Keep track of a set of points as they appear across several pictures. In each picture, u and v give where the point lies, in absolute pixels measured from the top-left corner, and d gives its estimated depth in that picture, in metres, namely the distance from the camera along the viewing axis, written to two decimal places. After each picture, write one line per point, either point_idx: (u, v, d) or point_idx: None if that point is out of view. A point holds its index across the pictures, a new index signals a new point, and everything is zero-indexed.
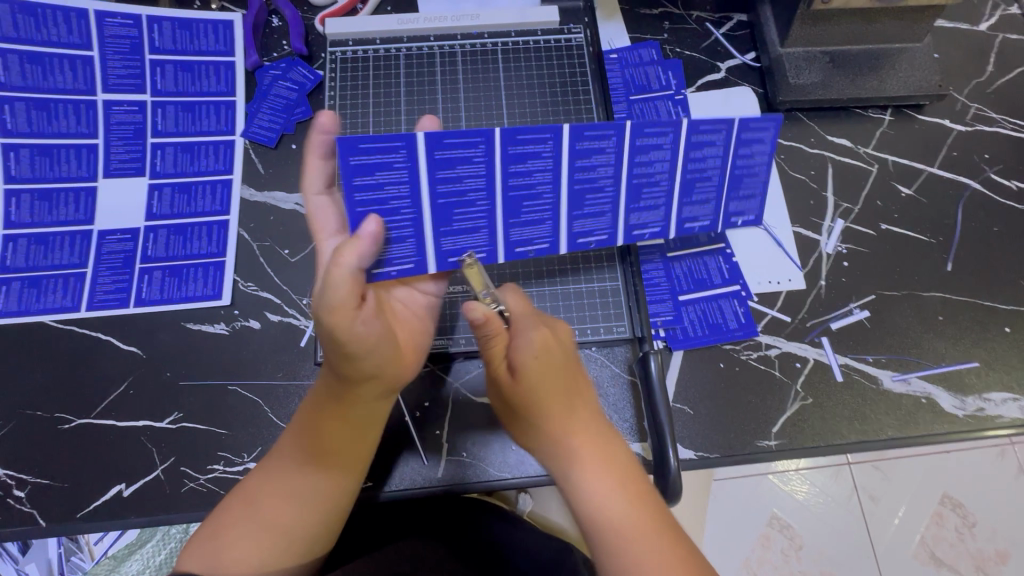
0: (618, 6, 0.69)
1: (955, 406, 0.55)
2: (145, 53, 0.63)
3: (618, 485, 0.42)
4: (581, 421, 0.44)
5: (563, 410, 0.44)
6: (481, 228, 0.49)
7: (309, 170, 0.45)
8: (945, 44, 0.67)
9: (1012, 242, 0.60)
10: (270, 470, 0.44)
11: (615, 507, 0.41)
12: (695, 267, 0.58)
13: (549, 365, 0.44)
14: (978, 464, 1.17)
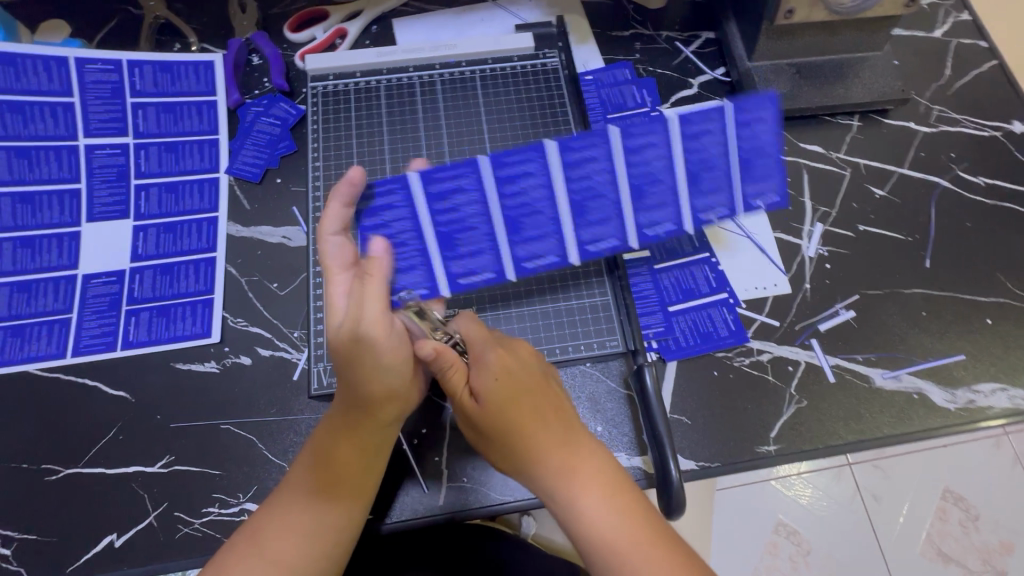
0: (590, 29, 0.71)
1: (947, 400, 0.55)
2: (127, 96, 0.63)
3: (608, 500, 0.42)
4: (557, 440, 0.43)
5: (534, 432, 0.43)
6: (485, 249, 0.51)
7: (329, 214, 0.47)
8: (904, 50, 0.70)
9: (986, 236, 0.62)
10: (278, 506, 0.43)
11: (603, 521, 0.41)
12: (682, 278, 0.59)
13: (511, 388, 0.44)
14: (975, 456, 1.18)
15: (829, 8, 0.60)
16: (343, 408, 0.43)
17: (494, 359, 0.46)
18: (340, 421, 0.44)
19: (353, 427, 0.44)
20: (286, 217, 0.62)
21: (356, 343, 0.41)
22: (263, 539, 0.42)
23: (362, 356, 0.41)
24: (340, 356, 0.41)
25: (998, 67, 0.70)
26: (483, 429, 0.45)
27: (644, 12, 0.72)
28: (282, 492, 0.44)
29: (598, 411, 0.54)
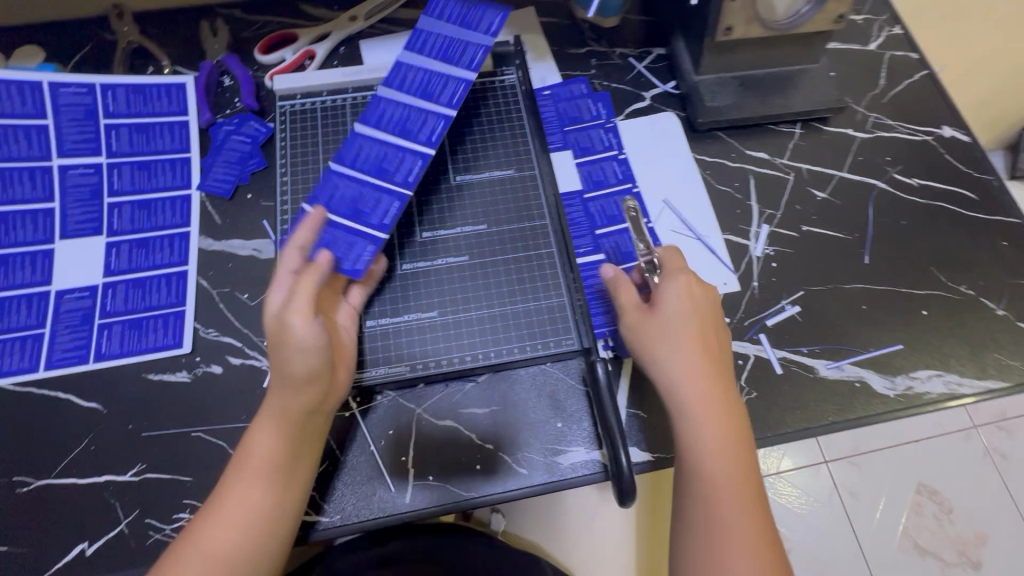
0: (548, 47, 0.75)
1: (887, 387, 0.59)
2: (100, 118, 0.65)
3: (719, 408, 0.48)
4: (683, 353, 0.50)
5: (709, 379, 0.49)
6: (404, 156, 0.57)
7: (303, 229, 0.51)
8: (840, 64, 0.75)
9: (920, 233, 0.66)
10: (217, 496, 0.46)
11: (714, 426, 0.47)
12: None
13: (696, 332, 0.50)
14: (934, 461, 1.41)
15: (765, 24, 0.64)
16: (276, 402, 0.47)
17: (682, 296, 0.51)
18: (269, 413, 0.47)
19: (281, 422, 0.46)
20: (256, 230, 0.64)
21: (274, 346, 0.46)
22: (202, 527, 0.45)
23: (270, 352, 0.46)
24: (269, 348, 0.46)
25: (929, 76, 0.75)
26: (664, 337, 0.51)
27: (598, 31, 0.77)
28: (223, 486, 0.47)
29: (558, 408, 0.57)
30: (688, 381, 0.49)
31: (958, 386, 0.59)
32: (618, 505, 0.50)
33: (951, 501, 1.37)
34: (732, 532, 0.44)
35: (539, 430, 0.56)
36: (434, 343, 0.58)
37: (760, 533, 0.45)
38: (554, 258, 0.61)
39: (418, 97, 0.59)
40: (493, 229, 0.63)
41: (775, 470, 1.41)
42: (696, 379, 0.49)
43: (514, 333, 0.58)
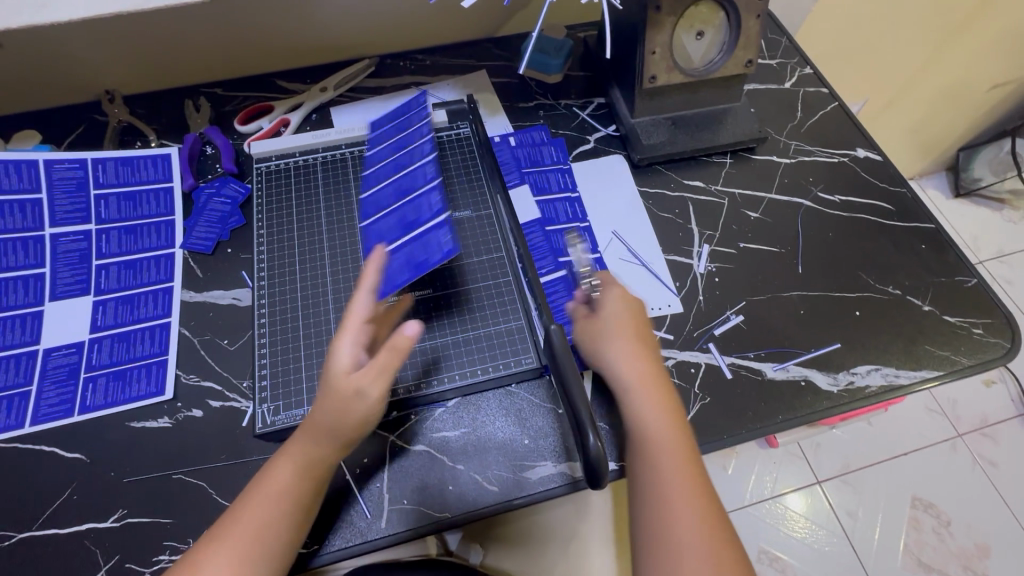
0: (499, 103, 0.84)
1: (830, 383, 0.63)
2: (90, 189, 0.71)
3: (663, 410, 0.52)
4: (620, 351, 0.55)
5: (651, 392, 0.53)
6: (414, 173, 0.64)
7: (353, 300, 0.51)
8: (760, 102, 0.85)
9: (847, 243, 0.73)
10: (225, 524, 0.48)
11: (655, 426, 0.51)
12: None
13: (627, 326, 0.57)
14: (925, 473, 1.42)
15: (684, 72, 0.73)
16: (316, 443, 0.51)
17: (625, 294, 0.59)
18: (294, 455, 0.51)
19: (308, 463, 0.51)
20: (236, 281, 0.69)
21: (344, 399, 0.49)
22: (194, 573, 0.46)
23: (335, 402, 0.49)
24: (335, 402, 0.49)
25: (840, 107, 0.85)
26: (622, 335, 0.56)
27: (544, 86, 0.86)
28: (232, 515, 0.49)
29: (523, 424, 0.60)
30: (633, 383, 0.53)
31: (896, 377, 0.63)
32: (591, 486, 0.49)
33: (948, 514, 1.37)
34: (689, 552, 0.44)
35: (506, 447, 0.59)
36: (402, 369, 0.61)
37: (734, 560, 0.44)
38: (511, 285, 0.67)
39: (396, 148, 0.69)
40: (454, 263, 0.68)
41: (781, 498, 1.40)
42: (635, 364, 0.54)
43: (476, 355, 0.62)
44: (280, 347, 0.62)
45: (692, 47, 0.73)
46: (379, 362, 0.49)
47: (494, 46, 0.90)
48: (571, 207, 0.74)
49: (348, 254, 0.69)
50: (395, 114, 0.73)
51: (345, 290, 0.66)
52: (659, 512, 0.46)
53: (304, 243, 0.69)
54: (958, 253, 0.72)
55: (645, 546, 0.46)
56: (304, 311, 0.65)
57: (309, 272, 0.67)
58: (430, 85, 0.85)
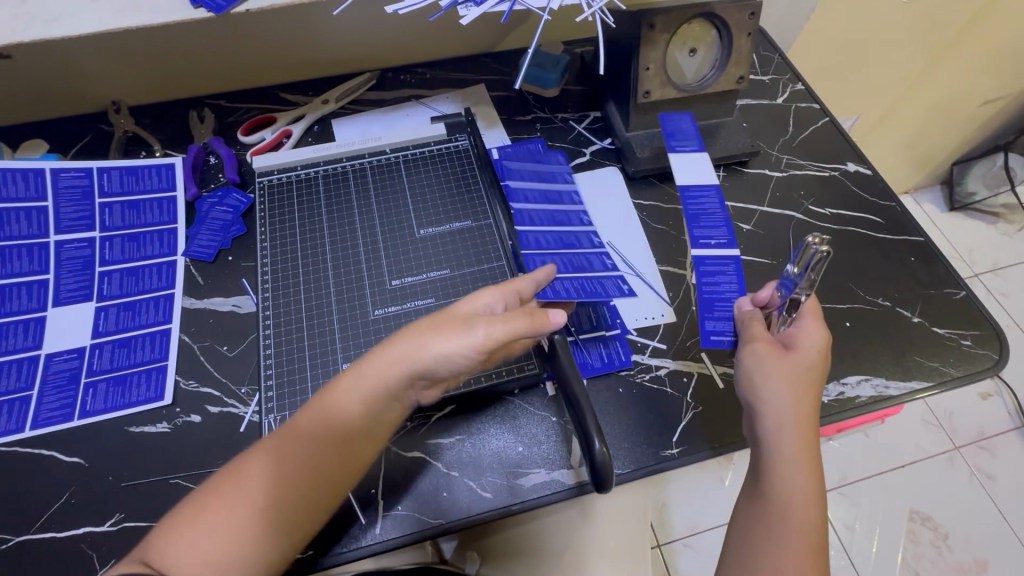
0: (497, 116, 0.85)
1: (821, 394, 0.64)
2: (95, 197, 0.73)
3: (812, 477, 0.51)
4: (788, 397, 0.53)
5: (801, 463, 0.51)
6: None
7: (540, 271, 0.58)
8: (753, 117, 0.87)
9: (838, 255, 0.74)
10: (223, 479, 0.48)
11: (795, 487, 0.51)
12: (709, 301, 0.65)
13: (805, 376, 0.55)
14: (923, 485, 1.42)
15: (677, 87, 0.75)
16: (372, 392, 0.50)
17: (820, 340, 0.57)
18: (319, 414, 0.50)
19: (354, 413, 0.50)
20: (236, 288, 0.70)
21: (451, 326, 0.50)
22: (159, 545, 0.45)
23: (441, 326, 0.50)
24: (437, 334, 0.50)
25: (831, 122, 0.87)
26: (792, 379, 0.54)
27: (541, 99, 0.88)
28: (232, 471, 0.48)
29: (521, 431, 0.61)
30: (786, 433, 0.52)
31: (886, 389, 0.64)
32: (597, 490, 0.50)
33: (945, 527, 1.37)
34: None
35: (502, 454, 0.60)
36: None
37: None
38: None
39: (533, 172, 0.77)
40: (455, 272, 0.69)
41: None
42: (797, 416, 0.53)
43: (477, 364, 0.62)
44: (284, 356, 0.63)
45: (685, 64, 0.75)
46: (514, 313, 0.50)
47: (492, 61, 0.92)
48: (701, 198, 0.70)
49: (349, 264, 0.70)
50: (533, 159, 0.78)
51: (345, 299, 0.67)
52: None
53: (306, 253, 0.71)
54: (946, 266, 0.73)
55: None
56: (306, 319, 0.66)
57: (313, 282, 0.69)
58: (429, 99, 0.87)
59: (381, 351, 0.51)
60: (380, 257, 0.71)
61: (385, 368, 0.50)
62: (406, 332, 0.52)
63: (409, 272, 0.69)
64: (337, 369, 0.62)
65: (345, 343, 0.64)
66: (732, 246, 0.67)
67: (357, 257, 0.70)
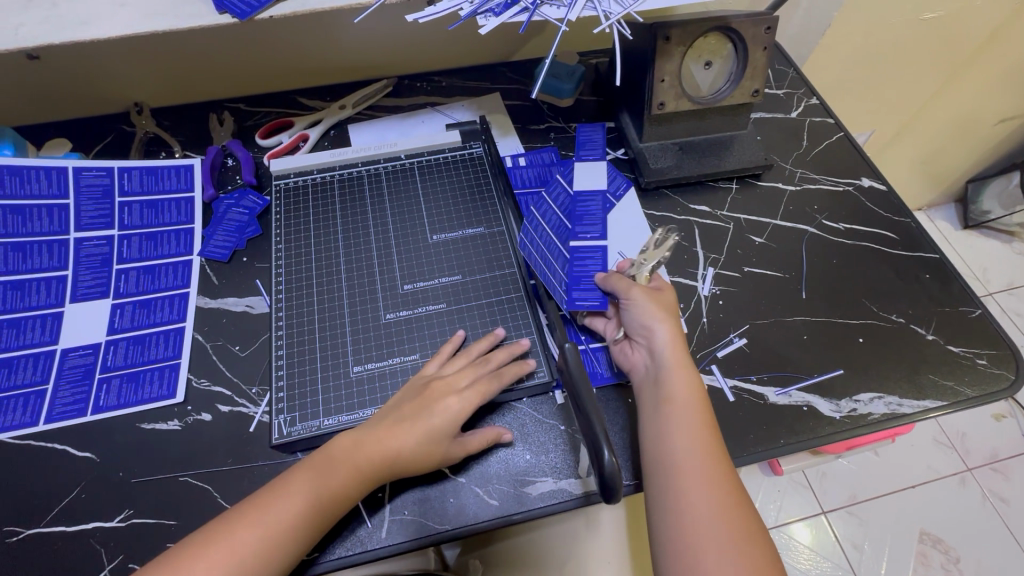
0: (511, 126, 0.86)
1: (833, 410, 0.63)
2: (115, 196, 0.74)
3: (694, 383, 0.58)
4: (665, 323, 0.60)
5: (684, 369, 0.58)
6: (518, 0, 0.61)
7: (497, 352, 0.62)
8: (767, 131, 0.87)
9: (851, 270, 0.73)
10: (209, 533, 0.51)
11: (683, 390, 0.57)
12: (574, 278, 0.68)
13: (669, 305, 0.63)
14: (933, 506, 1.39)
15: (691, 100, 0.75)
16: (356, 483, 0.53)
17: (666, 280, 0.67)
18: (315, 483, 0.53)
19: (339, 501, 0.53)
20: (249, 288, 0.70)
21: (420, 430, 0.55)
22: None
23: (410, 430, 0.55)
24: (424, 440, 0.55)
25: (845, 137, 0.86)
26: (660, 306, 0.62)
27: (555, 109, 0.88)
28: (217, 526, 0.51)
29: (529, 438, 0.61)
30: (669, 350, 0.59)
31: (899, 406, 0.63)
32: (606, 501, 0.49)
33: (958, 550, 1.33)
34: (704, 516, 0.50)
35: (509, 462, 0.59)
36: (393, 351, 0.64)
37: (745, 526, 0.50)
38: (522, 301, 0.68)
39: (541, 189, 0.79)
40: (467, 278, 0.70)
41: (785, 527, 1.38)
42: (672, 338, 0.60)
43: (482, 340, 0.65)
44: (295, 356, 0.64)
45: (700, 76, 0.75)
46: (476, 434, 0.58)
47: (508, 70, 0.93)
48: (588, 202, 0.75)
49: (364, 271, 0.70)
50: (542, 180, 0.79)
51: (360, 304, 0.68)
52: (686, 477, 0.52)
53: (318, 232, 0.73)
54: (962, 284, 0.72)
55: (667, 505, 0.52)
56: (319, 322, 0.66)
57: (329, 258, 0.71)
58: (444, 106, 0.88)
59: (364, 440, 0.55)
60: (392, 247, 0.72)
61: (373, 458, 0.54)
62: (378, 423, 0.56)
63: (421, 275, 0.70)
64: (347, 372, 0.63)
65: (356, 347, 0.64)
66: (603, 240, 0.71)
67: (368, 241, 0.73)
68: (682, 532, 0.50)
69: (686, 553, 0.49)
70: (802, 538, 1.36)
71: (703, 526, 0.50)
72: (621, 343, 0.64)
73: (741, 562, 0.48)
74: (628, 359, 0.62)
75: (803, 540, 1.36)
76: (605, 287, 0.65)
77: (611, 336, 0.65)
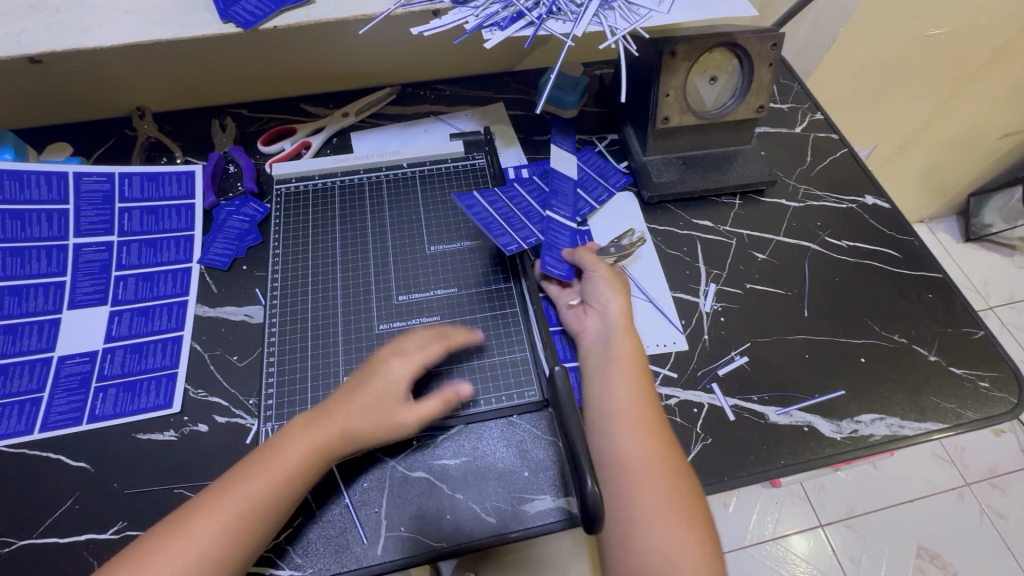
0: (515, 136, 0.86)
1: (834, 431, 0.63)
2: (115, 202, 0.73)
3: (637, 346, 0.62)
4: (612, 292, 0.65)
5: (630, 335, 0.62)
6: (523, 14, 0.61)
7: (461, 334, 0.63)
8: (771, 146, 0.87)
9: (853, 288, 0.73)
10: (167, 529, 0.50)
11: (625, 351, 0.61)
12: (550, 244, 0.71)
13: (621, 279, 0.67)
14: (931, 521, 1.39)
15: (695, 114, 0.75)
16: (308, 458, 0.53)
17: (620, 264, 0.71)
18: (274, 465, 0.53)
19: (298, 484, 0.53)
20: (248, 298, 0.70)
21: (366, 394, 0.56)
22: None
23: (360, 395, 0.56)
24: (371, 405, 0.56)
25: (849, 153, 0.86)
26: (610, 277, 0.66)
27: (559, 120, 0.88)
28: (176, 520, 0.50)
29: (525, 455, 0.60)
30: (616, 317, 0.63)
31: (901, 429, 0.63)
32: (586, 530, 0.48)
33: (955, 566, 1.32)
34: (640, 463, 0.54)
35: (505, 478, 0.59)
36: None
37: (671, 470, 0.54)
38: (517, 316, 0.68)
39: None
40: (462, 291, 0.69)
41: (782, 539, 1.37)
42: (619, 307, 0.64)
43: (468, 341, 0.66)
44: (287, 364, 0.63)
45: (705, 91, 0.75)
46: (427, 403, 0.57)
47: (512, 80, 0.93)
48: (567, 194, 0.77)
49: (360, 282, 0.70)
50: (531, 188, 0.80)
51: (353, 313, 0.67)
52: (625, 430, 0.56)
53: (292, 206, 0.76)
54: (965, 304, 0.72)
55: (607, 456, 0.55)
56: (312, 331, 0.66)
57: (317, 231, 0.74)
58: (448, 115, 0.88)
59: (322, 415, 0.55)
60: (383, 231, 0.74)
61: (326, 430, 0.54)
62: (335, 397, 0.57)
63: (410, 284, 0.70)
64: (337, 382, 0.62)
65: (348, 357, 0.64)
66: (574, 219, 0.75)
67: (355, 226, 0.74)
68: (618, 473, 0.54)
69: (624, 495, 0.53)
70: (800, 551, 1.35)
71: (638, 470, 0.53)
72: (574, 308, 0.67)
73: (667, 496, 0.52)
74: (580, 325, 0.66)
75: (799, 551, 1.35)
76: (573, 260, 0.69)
77: (565, 303, 0.68)
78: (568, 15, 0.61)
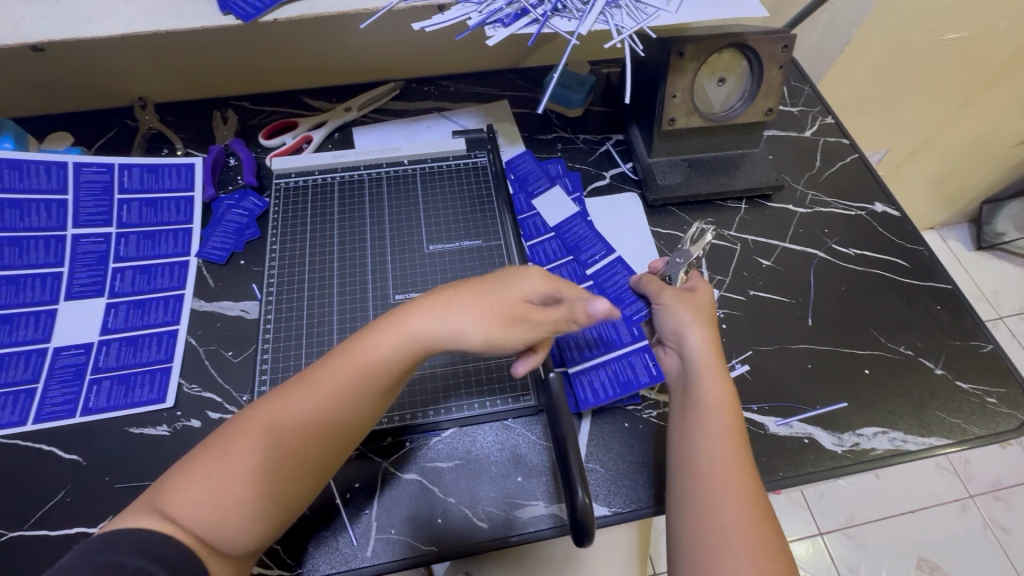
0: (519, 134, 0.85)
1: (835, 443, 0.61)
2: (114, 193, 0.73)
3: (728, 388, 0.56)
4: (696, 329, 0.60)
5: (716, 372, 0.57)
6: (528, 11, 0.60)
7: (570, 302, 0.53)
8: (779, 150, 0.85)
9: (859, 298, 0.72)
10: (234, 430, 0.46)
11: (712, 392, 0.56)
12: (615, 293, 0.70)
13: (708, 312, 0.62)
14: (932, 532, 1.37)
15: (703, 116, 0.73)
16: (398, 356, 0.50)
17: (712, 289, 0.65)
18: (364, 362, 0.49)
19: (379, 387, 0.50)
20: (246, 293, 0.70)
21: (481, 303, 0.51)
22: (152, 508, 0.43)
23: (468, 301, 0.51)
24: (475, 305, 0.51)
25: (859, 158, 0.84)
26: (695, 310, 0.62)
27: (564, 119, 0.87)
28: (243, 421, 0.47)
29: (519, 460, 0.59)
30: (700, 356, 0.58)
31: (904, 443, 0.62)
32: (576, 543, 0.49)
33: None
34: (725, 522, 0.48)
35: (499, 483, 0.58)
36: None
37: (762, 534, 0.47)
38: None
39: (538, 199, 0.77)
40: None
41: None
42: (704, 344, 0.59)
43: None
44: (281, 360, 0.63)
45: (713, 93, 0.73)
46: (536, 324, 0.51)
47: (517, 77, 0.92)
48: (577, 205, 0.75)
49: (356, 280, 0.69)
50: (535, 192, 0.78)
51: (348, 311, 0.66)
52: (704, 483, 0.50)
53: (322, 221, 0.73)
54: (973, 316, 0.70)
55: (685, 514, 0.50)
56: (307, 327, 0.65)
57: (325, 232, 0.73)
58: (451, 111, 0.87)
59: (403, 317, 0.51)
60: (384, 231, 0.73)
61: (417, 331, 0.50)
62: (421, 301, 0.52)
63: (409, 283, 0.69)
64: None
65: None
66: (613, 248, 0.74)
67: (371, 232, 0.73)
68: (698, 531, 0.49)
69: (702, 558, 0.47)
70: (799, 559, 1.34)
71: (724, 533, 0.48)
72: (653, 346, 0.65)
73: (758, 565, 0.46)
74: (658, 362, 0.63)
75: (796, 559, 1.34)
76: (642, 286, 0.67)
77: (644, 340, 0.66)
78: (574, 12, 0.60)
